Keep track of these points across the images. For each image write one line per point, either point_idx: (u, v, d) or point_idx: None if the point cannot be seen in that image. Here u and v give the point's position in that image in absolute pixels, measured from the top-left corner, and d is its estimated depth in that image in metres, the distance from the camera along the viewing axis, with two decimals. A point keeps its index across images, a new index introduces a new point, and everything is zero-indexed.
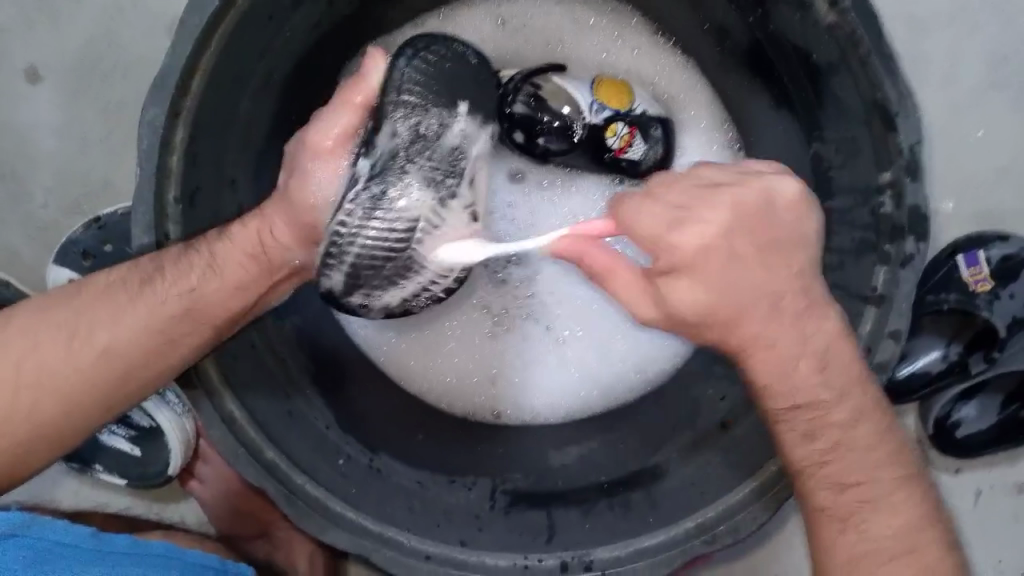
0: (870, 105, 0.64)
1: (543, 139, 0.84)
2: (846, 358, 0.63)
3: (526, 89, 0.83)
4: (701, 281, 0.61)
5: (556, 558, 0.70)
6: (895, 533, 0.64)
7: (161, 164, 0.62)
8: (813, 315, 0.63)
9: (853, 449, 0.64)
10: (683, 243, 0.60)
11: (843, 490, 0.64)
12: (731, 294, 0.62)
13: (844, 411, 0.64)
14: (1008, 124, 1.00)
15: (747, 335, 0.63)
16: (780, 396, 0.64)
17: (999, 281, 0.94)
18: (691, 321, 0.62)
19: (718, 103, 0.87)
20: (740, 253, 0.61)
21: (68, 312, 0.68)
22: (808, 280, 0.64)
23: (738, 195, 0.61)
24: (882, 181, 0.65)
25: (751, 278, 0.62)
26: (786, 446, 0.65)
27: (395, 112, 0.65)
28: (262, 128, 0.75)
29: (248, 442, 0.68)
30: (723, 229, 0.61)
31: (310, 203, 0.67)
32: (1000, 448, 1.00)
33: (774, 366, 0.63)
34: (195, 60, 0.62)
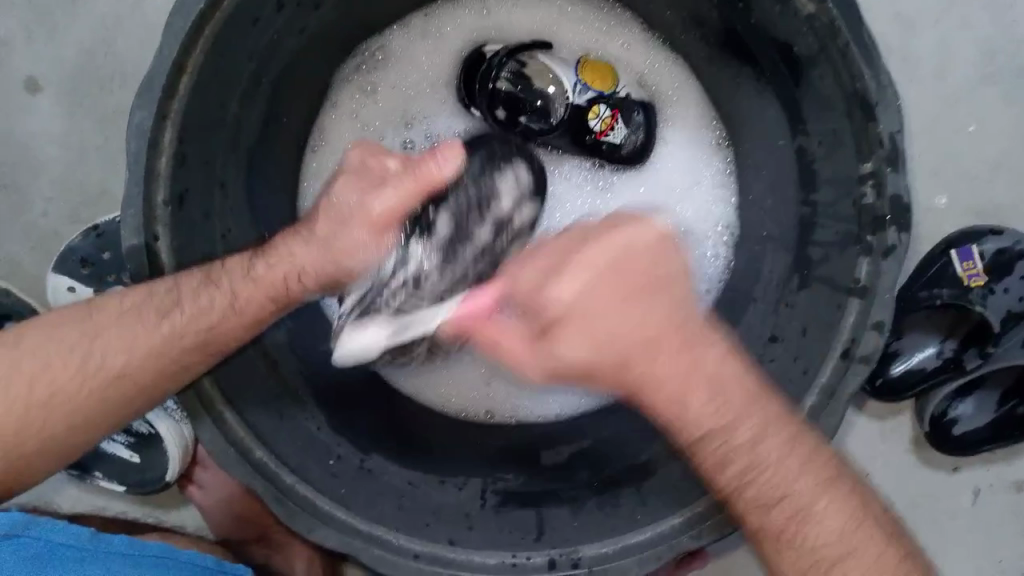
0: (850, 96, 0.64)
1: (526, 117, 0.84)
2: (733, 379, 0.63)
3: (511, 66, 0.84)
4: (581, 328, 0.60)
5: (543, 556, 0.70)
6: (837, 536, 0.62)
7: (148, 166, 0.63)
8: (688, 350, 0.62)
9: (771, 470, 0.62)
10: (554, 295, 0.61)
11: (774, 507, 0.63)
12: (605, 346, 0.61)
13: (745, 432, 0.63)
14: (1000, 118, 1.00)
15: (639, 374, 0.62)
16: (688, 426, 0.63)
17: (992, 275, 0.94)
18: (583, 364, 0.62)
19: (707, 101, 0.87)
20: (604, 300, 0.61)
21: (79, 331, 0.68)
22: (680, 316, 0.62)
23: (622, 242, 0.62)
24: (864, 171, 0.65)
25: (632, 320, 0.61)
26: (707, 472, 0.64)
27: (453, 199, 0.72)
28: (251, 131, 0.76)
29: (238, 442, 0.68)
30: (595, 276, 0.61)
31: (350, 267, 0.70)
32: (996, 445, 0.99)
33: (664, 401, 0.62)
34: (182, 60, 0.63)
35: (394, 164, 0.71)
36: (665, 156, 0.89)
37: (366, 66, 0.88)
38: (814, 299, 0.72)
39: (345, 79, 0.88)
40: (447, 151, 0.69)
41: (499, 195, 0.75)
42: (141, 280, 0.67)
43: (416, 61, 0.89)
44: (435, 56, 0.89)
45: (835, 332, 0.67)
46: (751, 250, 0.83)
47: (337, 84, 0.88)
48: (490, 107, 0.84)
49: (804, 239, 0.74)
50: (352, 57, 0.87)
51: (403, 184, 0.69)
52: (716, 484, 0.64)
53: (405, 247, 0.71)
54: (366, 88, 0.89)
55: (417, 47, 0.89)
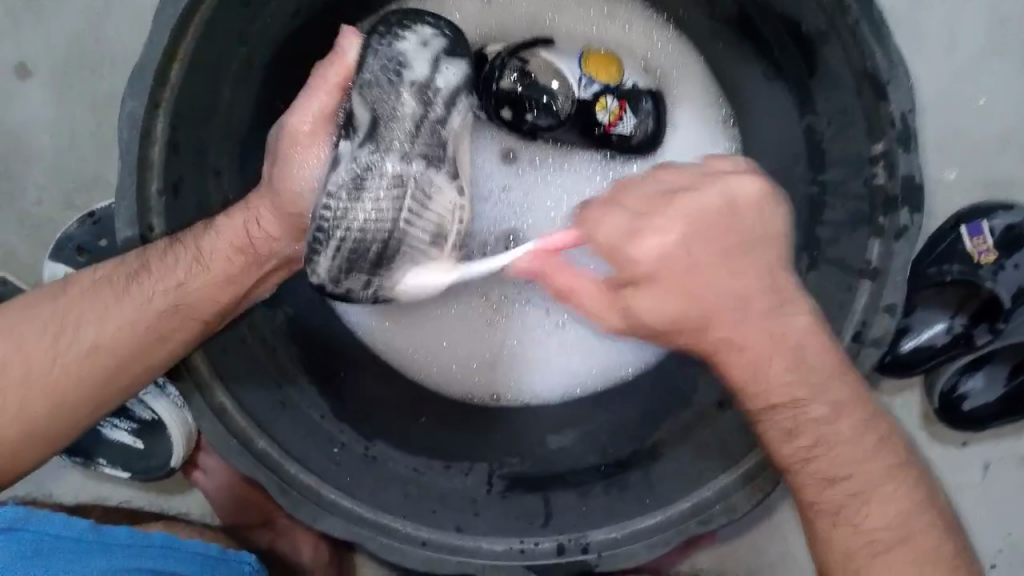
0: (860, 73, 0.62)
1: (534, 111, 0.81)
2: (821, 350, 0.62)
3: (514, 64, 0.80)
4: (670, 283, 0.59)
5: (551, 541, 0.70)
6: (892, 522, 0.64)
7: (142, 155, 0.62)
8: (789, 311, 0.62)
9: (841, 446, 0.63)
10: (641, 254, 0.58)
11: (832, 485, 0.64)
12: (692, 297, 0.60)
13: (821, 406, 0.63)
14: (1011, 90, 0.98)
15: (719, 332, 0.61)
16: (764, 393, 0.63)
17: (1003, 252, 0.94)
18: (668, 320, 0.60)
19: (712, 82, 0.86)
20: (700, 253, 0.60)
21: (53, 310, 0.68)
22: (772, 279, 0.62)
23: (715, 191, 0.60)
24: (875, 152, 0.63)
25: (739, 279, 0.61)
26: (771, 442, 0.64)
27: (360, 87, 0.63)
28: (246, 117, 0.74)
29: (238, 431, 0.67)
30: (688, 228, 0.59)
31: (295, 194, 0.67)
32: (1004, 420, 1.01)
33: (744, 365, 0.63)
34: (173, 47, 0.61)
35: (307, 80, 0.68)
36: (671, 138, 0.88)
37: None
38: (823, 280, 0.70)
39: None
40: (343, 39, 0.65)
41: (409, 62, 0.64)
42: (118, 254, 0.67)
43: None
44: None
45: (845, 315, 0.66)
46: None
47: None
48: (494, 106, 0.82)
49: (812, 220, 0.73)
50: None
51: (314, 87, 0.66)
52: (781, 457, 0.64)
53: (334, 149, 0.65)
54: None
55: None
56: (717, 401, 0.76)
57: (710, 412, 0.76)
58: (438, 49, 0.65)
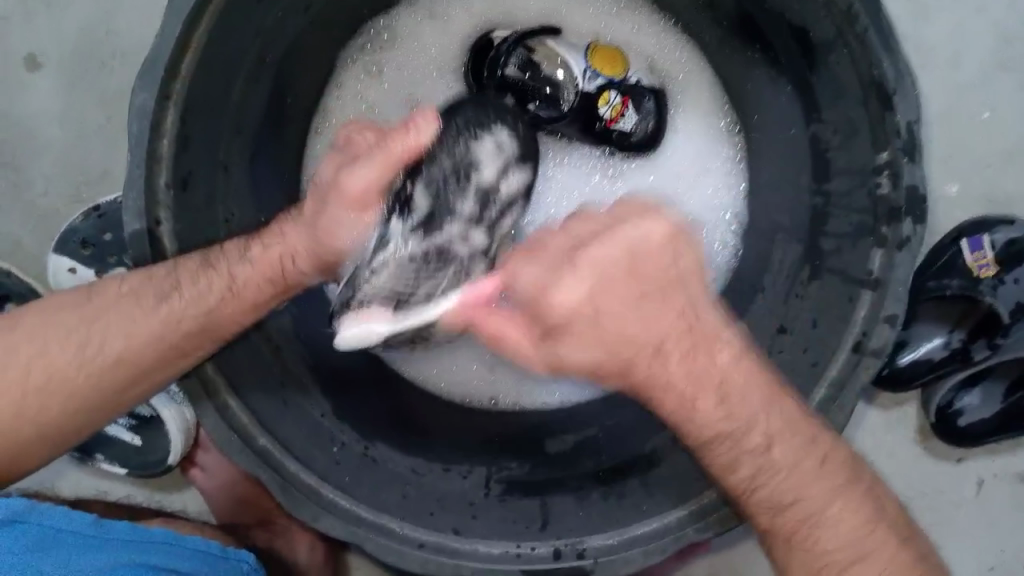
0: (867, 83, 0.62)
1: (537, 102, 0.82)
2: (745, 384, 0.64)
3: (519, 52, 0.82)
4: (591, 331, 0.62)
5: (549, 546, 0.70)
6: (849, 539, 0.63)
7: (152, 147, 0.62)
8: (706, 354, 0.64)
9: (778, 472, 0.63)
10: (561, 303, 0.61)
11: (783, 511, 0.63)
12: (620, 342, 0.63)
13: (757, 436, 0.63)
14: (1014, 106, 0.98)
15: (640, 378, 0.64)
16: (698, 426, 0.64)
17: (1003, 266, 0.94)
18: (589, 365, 0.63)
19: (719, 87, 0.85)
20: (620, 288, 0.62)
21: (78, 316, 0.67)
22: (694, 314, 0.65)
23: (625, 240, 0.63)
24: (881, 161, 0.64)
25: (648, 325, 0.63)
26: (716, 473, 0.65)
27: (428, 176, 0.71)
28: (255, 113, 0.74)
29: (239, 426, 0.67)
30: (594, 283, 0.62)
31: (338, 246, 0.70)
32: (1001, 437, 1.01)
33: (675, 399, 0.64)
34: (185, 39, 0.61)
35: (374, 141, 0.69)
36: (675, 143, 0.88)
37: (372, 45, 0.86)
38: (825, 290, 0.71)
39: (351, 57, 0.86)
40: (423, 121, 0.68)
41: (480, 165, 0.73)
42: (145, 269, 0.66)
43: (425, 44, 0.87)
44: (443, 39, 0.87)
45: (846, 325, 0.66)
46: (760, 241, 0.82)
47: (341, 64, 0.85)
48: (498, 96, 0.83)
49: (816, 229, 0.73)
50: (358, 37, 0.85)
51: (374, 159, 0.67)
52: (728, 484, 0.64)
53: (384, 225, 0.70)
54: (369, 68, 0.87)
55: (425, 28, 0.87)
56: None
57: None
58: (511, 158, 0.75)
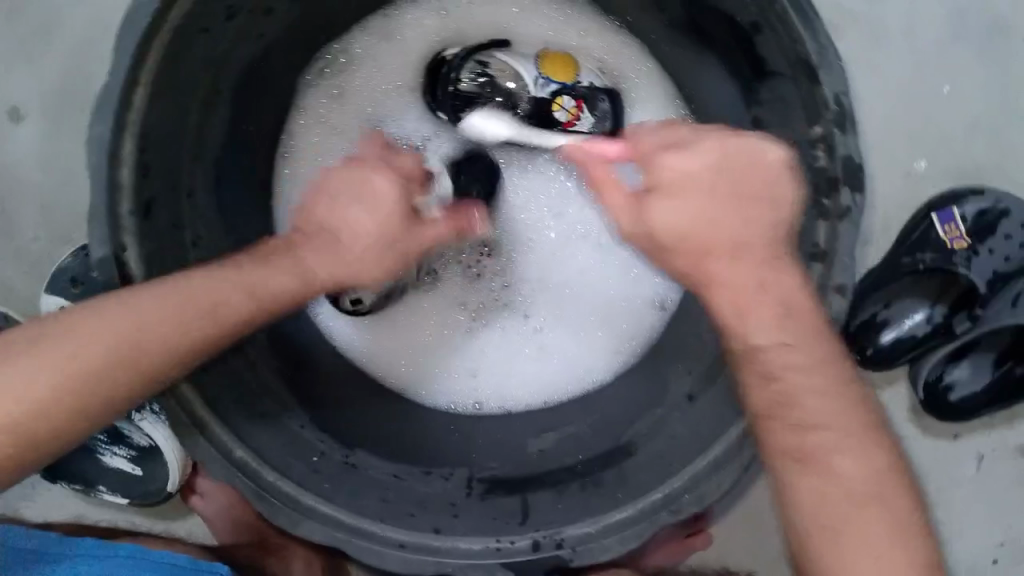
0: (793, 61, 0.64)
1: (493, 111, 0.84)
2: (800, 309, 0.63)
3: (470, 66, 0.86)
4: (686, 201, 0.63)
5: (527, 538, 0.70)
6: (862, 475, 0.62)
7: (111, 178, 0.64)
8: (771, 272, 0.63)
9: (813, 397, 0.62)
10: (673, 163, 0.63)
11: (806, 433, 0.62)
12: (710, 217, 0.63)
13: (801, 354, 0.62)
14: (973, 79, 1.00)
15: (707, 269, 0.64)
16: (749, 333, 0.63)
17: (975, 237, 0.95)
18: (671, 238, 0.64)
19: (671, 84, 0.88)
20: (715, 194, 0.63)
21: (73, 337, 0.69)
22: (777, 234, 0.64)
23: (745, 146, 0.63)
24: (815, 136, 0.65)
25: (739, 219, 0.63)
26: (749, 384, 0.64)
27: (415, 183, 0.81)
28: (217, 138, 0.78)
29: (216, 441, 0.68)
30: (707, 164, 0.63)
31: None
32: (995, 407, 1.01)
33: (728, 302, 0.64)
34: (135, 74, 0.63)
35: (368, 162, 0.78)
36: None
37: (331, 69, 0.89)
38: None
39: (311, 84, 0.89)
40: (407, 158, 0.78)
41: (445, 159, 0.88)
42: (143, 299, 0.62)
43: (381, 61, 0.90)
44: (399, 56, 0.90)
45: None
46: None
47: (301, 91, 0.88)
48: (455, 109, 0.87)
49: None
50: (318, 60, 0.87)
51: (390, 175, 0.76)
52: (752, 404, 0.64)
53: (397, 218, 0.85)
54: (330, 90, 0.89)
55: (380, 48, 0.90)
56: (687, 394, 0.78)
57: (681, 404, 0.78)
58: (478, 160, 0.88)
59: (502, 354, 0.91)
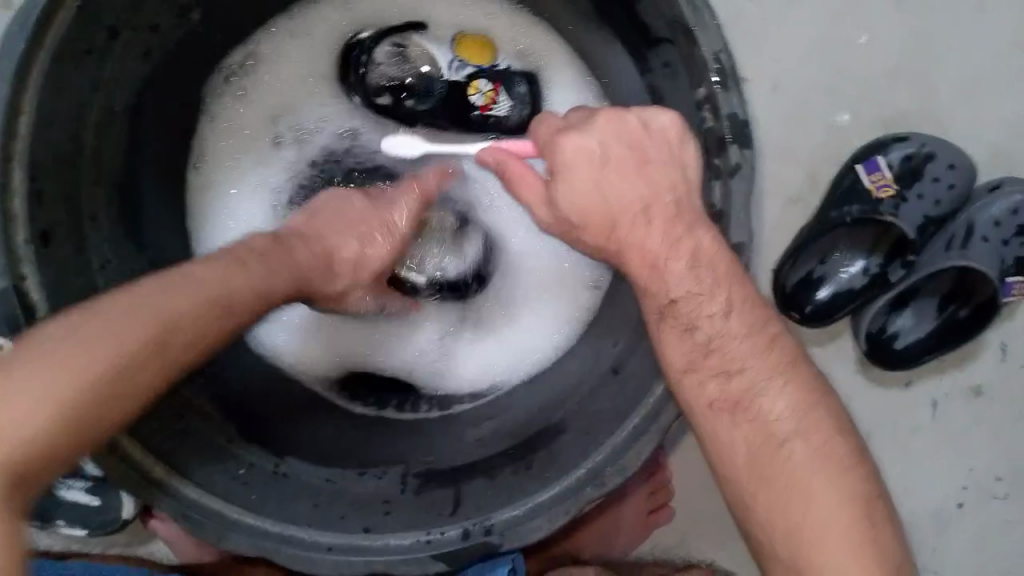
0: (671, 23, 0.64)
1: (412, 99, 0.87)
2: (714, 257, 0.62)
3: (387, 47, 0.87)
4: (582, 175, 0.65)
5: (458, 527, 0.70)
6: (791, 413, 0.60)
7: (2, 209, 0.65)
8: (678, 230, 0.63)
9: (734, 342, 0.62)
10: (566, 143, 0.65)
11: (729, 379, 0.61)
12: (607, 189, 0.65)
13: (717, 304, 0.62)
14: (886, 26, 0.99)
15: (617, 235, 0.66)
16: (662, 288, 0.64)
17: (903, 183, 0.95)
18: (578, 214, 0.66)
19: (581, 63, 0.86)
20: (612, 162, 0.65)
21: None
22: (680, 193, 0.64)
23: (636, 119, 0.65)
24: (701, 97, 0.65)
25: (635, 181, 0.65)
26: (671, 341, 0.63)
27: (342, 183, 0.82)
28: (115, 158, 0.78)
29: (137, 464, 0.68)
30: (597, 136, 0.65)
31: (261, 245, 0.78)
32: (938, 353, 1.00)
33: (641, 262, 0.65)
34: (16, 101, 0.64)
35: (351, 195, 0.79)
36: None
37: (239, 75, 0.88)
38: None
39: (220, 91, 0.88)
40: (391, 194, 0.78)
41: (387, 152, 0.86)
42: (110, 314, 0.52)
43: (291, 64, 0.89)
44: (308, 58, 0.89)
45: None
46: None
47: (210, 100, 0.87)
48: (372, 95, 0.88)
49: None
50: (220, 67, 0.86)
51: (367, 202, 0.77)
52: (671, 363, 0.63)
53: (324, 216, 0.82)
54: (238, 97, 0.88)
55: (288, 51, 0.88)
56: (611, 369, 0.77)
57: (607, 380, 0.77)
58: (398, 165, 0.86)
59: (443, 355, 0.91)
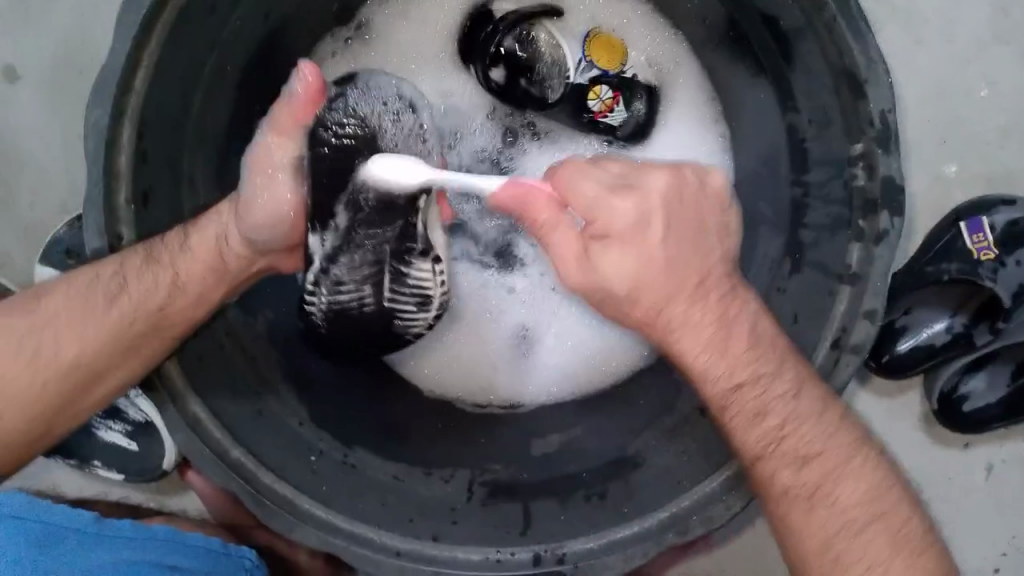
0: (838, 71, 0.60)
1: (524, 81, 0.79)
2: (762, 330, 0.64)
3: (517, 31, 0.78)
4: (626, 247, 0.63)
5: (529, 551, 0.69)
6: (865, 498, 0.63)
7: (108, 166, 0.61)
8: (731, 303, 0.64)
9: (804, 422, 0.62)
10: (622, 207, 0.62)
11: (805, 465, 0.63)
12: (658, 268, 0.63)
13: (786, 382, 0.63)
14: (1012, 80, 0.96)
15: (666, 320, 0.64)
16: (716, 376, 0.64)
17: (1003, 249, 0.90)
18: (621, 289, 0.64)
19: (706, 82, 0.82)
20: (661, 227, 0.63)
21: (25, 325, 0.68)
22: (721, 265, 0.65)
23: (682, 179, 0.65)
24: (855, 153, 0.62)
25: (694, 249, 0.64)
26: (736, 426, 0.64)
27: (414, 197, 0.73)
28: (221, 120, 0.73)
29: (213, 443, 0.66)
30: (651, 198, 0.63)
31: (271, 215, 0.70)
32: (1009, 421, 0.97)
33: (700, 343, 0.64)
34: (137, 56, 0.60)
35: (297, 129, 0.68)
36: (666, 142, 0.84)
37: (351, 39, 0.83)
38: (805, 283, 0.69)
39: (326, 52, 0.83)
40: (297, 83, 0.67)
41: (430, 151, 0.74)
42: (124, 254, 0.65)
43: (407, 34, 0.84)
44: (424, 28, 0.84)
45: (824, 322, 0.65)
46: None
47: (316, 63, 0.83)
48: (485, 66, 0.80)
49: (796, 222, 0.71)
50: (334, 29, 0.82)
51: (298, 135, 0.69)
52: (745, 445, 0.63)
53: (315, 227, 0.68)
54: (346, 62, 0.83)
55: (403, 17, 0.84)
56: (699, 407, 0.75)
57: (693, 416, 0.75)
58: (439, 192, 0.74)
59: (518, 351, 0.87)
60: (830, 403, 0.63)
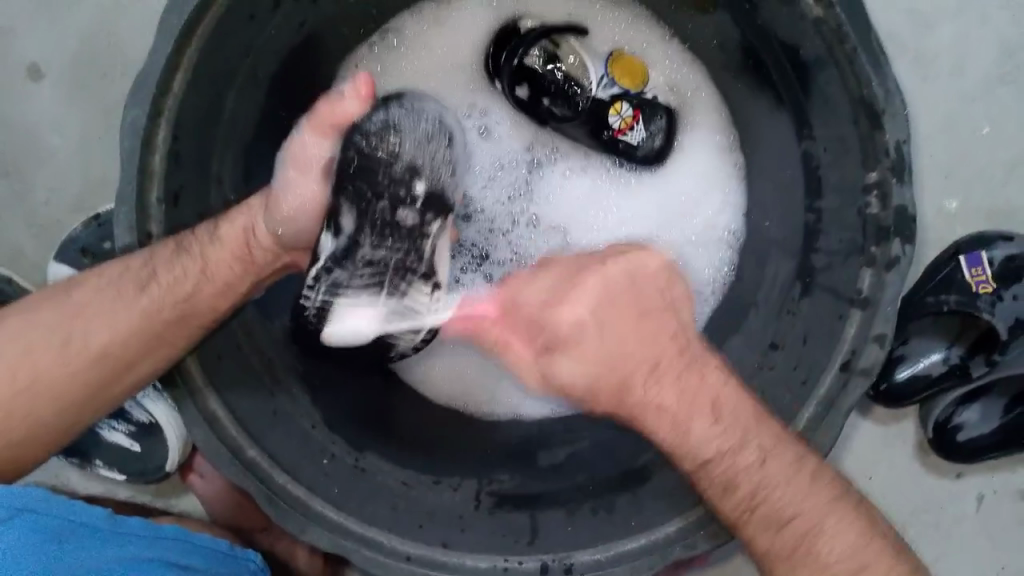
0: (856, 102, 0.63)
1: (548, 100, 0.83)
2: (735, 404, 0.67)
3: (543, 45, 0.82)
4: (579, 353, 0.68)
5: (536, 560, 0.70)
6: (847, 552, 0.65)
7: (142, 164, 0.62)
8: (693, 373, 0.68)
9: (776, 487, 0.65)
10: (564, 317, 0.69)
11: (781, 530, 0.65)
12: (609, 359, 0.68)
13: (750, 453, 0.65)
14: (1013, 119, 0.99)
15: (635, 391, 0.68)
16: (691, 451, 0.67)
17: (1000, 282, 0.93)
18: (581, 388, 0.69)
19: (722, 108, 0.85)
20: (621, 308, 0.70)
21: (58, 317, 0.70)
22: (681, 339, 0.70)
23: (632, 266, 0.72)
24: (870, 181, 0.64)
25: (643, 338, 0.69)
26: (712, 500, 0.66)
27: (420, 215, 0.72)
28: (248, 124, 0.75)
29: (229, 441, 0.67)
30: (592, 299, 0.70)
31: (297, 212, 0.73)
32: (1001, 452, 0.99)
33: (667, 422, 0.67)
34: (177, 58, 0.62)
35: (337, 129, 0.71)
36: (680, 164, 0.87)
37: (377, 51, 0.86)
38: (816, 306, 0.71)
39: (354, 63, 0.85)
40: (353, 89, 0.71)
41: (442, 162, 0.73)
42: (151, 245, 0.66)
43: (431, 51, 0.87)
44: (447, 47, 0.87)
45: (835, 344, 0.67)
46: (753, 254, 0.82)
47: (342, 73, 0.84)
48: (512, 83, 0.83)
49: (808, 247, 0.73)
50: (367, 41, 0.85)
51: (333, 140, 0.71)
52: (726, 513, 0.65)
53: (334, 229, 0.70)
54: (379, 70, 0.85)
55: (428, 34, 0.87)
56: None
57: None
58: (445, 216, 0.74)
59: None
60: (804, 461, 0.65)
